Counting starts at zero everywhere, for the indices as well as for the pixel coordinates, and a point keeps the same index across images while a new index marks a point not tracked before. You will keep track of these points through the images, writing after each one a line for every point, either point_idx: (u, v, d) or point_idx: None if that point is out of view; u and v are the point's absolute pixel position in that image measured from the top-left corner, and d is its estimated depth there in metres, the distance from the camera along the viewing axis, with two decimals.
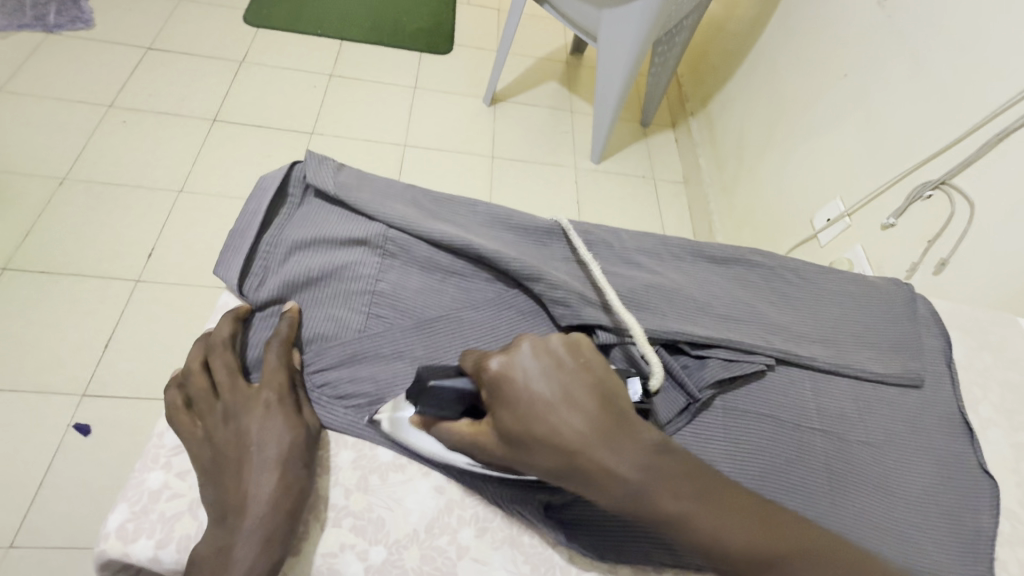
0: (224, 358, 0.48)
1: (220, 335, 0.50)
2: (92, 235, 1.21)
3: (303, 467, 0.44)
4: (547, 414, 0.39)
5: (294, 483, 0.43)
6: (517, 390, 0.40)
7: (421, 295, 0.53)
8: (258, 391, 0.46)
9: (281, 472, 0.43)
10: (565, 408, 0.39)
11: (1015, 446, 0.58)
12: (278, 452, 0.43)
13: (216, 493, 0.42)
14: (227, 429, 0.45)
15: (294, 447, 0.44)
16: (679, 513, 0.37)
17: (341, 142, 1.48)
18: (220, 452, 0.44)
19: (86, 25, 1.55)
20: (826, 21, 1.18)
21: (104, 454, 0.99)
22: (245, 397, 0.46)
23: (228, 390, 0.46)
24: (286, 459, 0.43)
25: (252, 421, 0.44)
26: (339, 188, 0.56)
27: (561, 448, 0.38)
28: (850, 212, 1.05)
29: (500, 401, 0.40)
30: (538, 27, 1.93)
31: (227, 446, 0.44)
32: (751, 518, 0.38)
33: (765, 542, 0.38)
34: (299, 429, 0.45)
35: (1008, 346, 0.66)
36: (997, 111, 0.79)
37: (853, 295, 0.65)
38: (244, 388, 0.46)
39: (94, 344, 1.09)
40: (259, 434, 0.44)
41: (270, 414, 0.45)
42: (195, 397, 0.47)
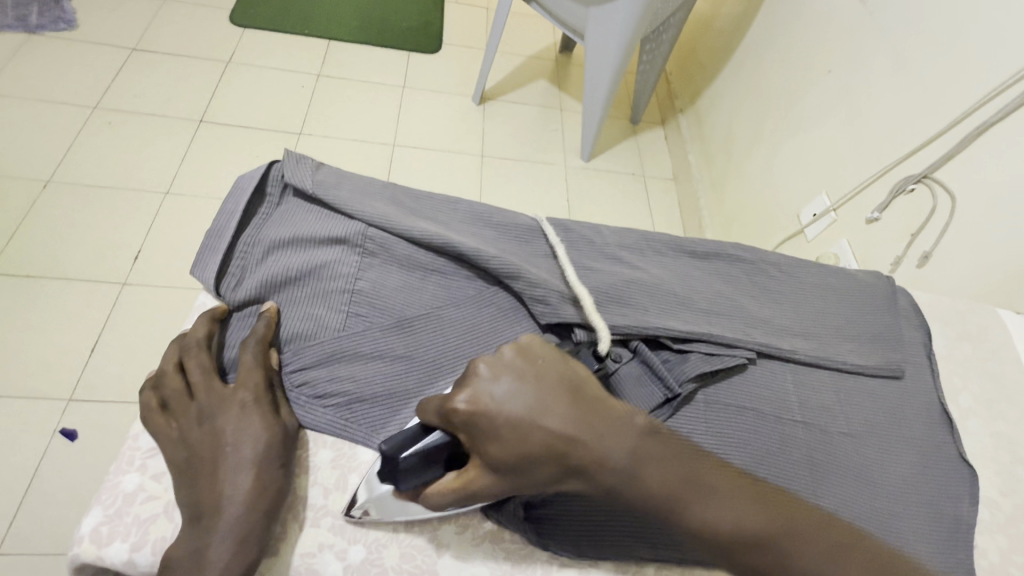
0: (199, 358, 0.48)
1: (195, 336, 0.49)
2: (77, 238, 1.20)
3: (281, 466, 0.44)
4: (529, 433, 0.40)
5: (272, 482, 0.43)
6: (494, 417, 0.40)
7: (401, 293, 0.52)
8: (234, 392, 0.46)
9: (258, 472, 0.42)
10: (546, 417, 0.41)
11: (994, 435, 0.59)
12: (255, 452, 0.43)
13: (191, 494, 0.42)
14: (202, 430, 0.44)
15: (271, 446, 0.44)
16: (672, 492, 0.41)
17: (330, 142, 1.47)
18: (195, 453, 0.43)
19: (70, 26, 1.54)
20: (810, 18, 1.18)
21: (91, 459, 0.98)
22: (222, 399, 0.45)
23: (203, 390, 0.46)
24: (263, 458, 0.43)
25: (227, 420, 0.44)
26: (318, 187, 0.55)
27: (554, 458, 0.40)
28: (837, 206, 1.06)
29: (481, 434, 0.40)
30: (526, 25, 1.92)
31: (203, 447, 0.44)
32: (737, 490, 0.42)
33: (756, 515, 0.41)
34: (277, 429, 0.45)
35: (988, 336, 0.67)
36: (977, 105, 0.80)
37: (833, 288, 0.66)
38: (219, 388, 0.46)
39: (80, 348, 1.08)
40: (234, 434, 0.43)
41: (246, 413, 0.44)
42: (169, 398, 0.46)
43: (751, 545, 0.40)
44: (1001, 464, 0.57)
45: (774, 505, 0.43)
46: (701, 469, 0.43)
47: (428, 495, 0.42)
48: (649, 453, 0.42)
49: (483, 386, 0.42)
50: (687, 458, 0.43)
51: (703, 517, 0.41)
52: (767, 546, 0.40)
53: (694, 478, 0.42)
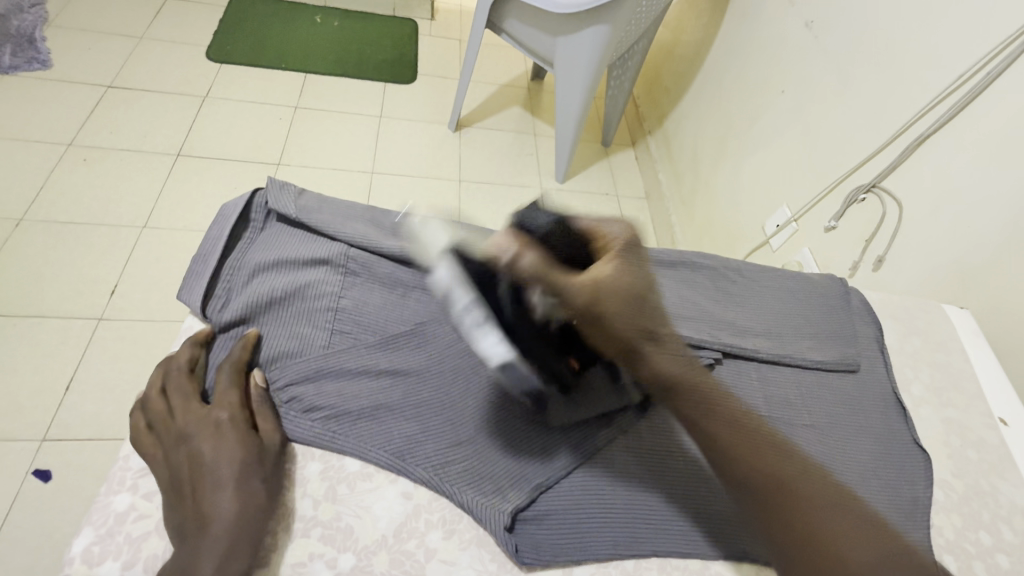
0: (179, 382, 0.49)
1: (179, 362, 0.51)
2: (52, 275, 1.19)
3: (260, 483, 0.44)
4: (644, 283, 0.50)
5: (253, 498, 0.43)
6: (634, 262, 0.50)
7: (384, 311, 0.56)
8: (212, 412, 0.47)
9: (237, 489, 0.43)
10: (651, 289, 0.51)
11: (944, 421, 0.63)
12: (232, 468, 0.44)
13: (174, 516, 0.42)
14: (179, 450, 0.45)
15: (247, 465, 0.44)
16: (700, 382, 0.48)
17: (309, 172, 1.50)
18: (175, 474, 0.44)
19: (44, 66, 1.56)
20: (763, 44, 1.27)
21: (65, 500, 0.96)
22: (200, 417, 0.47)
23: (182, 413, 0.47)
24: (241, 475, 0.44)
25: (203, 441, 0.45)
26: (302, 212, 0.59)
27: (642, 306, 0.49)
28: (797, 217, 1.12)
29: (621, 259, 0.49)
30: (498, 55, 2.01)
31: (185, 465, 0.44)
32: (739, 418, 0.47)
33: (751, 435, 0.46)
34: (253, 445, 0.45)
35: (935, 329, 0.72)
36: (913, 120, 0.87)
37: (790, 290, 0.71)
38: (196, 409, 0.47)
39: (56, 386, 1.06)
40: (211, 452, 0.44)
41: (223, 434, 0.45)
42: (153, 423, 0.48)
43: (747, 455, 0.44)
44: (954, 448, 0.61)
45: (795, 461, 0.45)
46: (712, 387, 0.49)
47: (525, 257, 0.46)
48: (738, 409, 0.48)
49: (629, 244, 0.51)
50: (774, 435, 0.47)
51: (763, 472, 0.44)
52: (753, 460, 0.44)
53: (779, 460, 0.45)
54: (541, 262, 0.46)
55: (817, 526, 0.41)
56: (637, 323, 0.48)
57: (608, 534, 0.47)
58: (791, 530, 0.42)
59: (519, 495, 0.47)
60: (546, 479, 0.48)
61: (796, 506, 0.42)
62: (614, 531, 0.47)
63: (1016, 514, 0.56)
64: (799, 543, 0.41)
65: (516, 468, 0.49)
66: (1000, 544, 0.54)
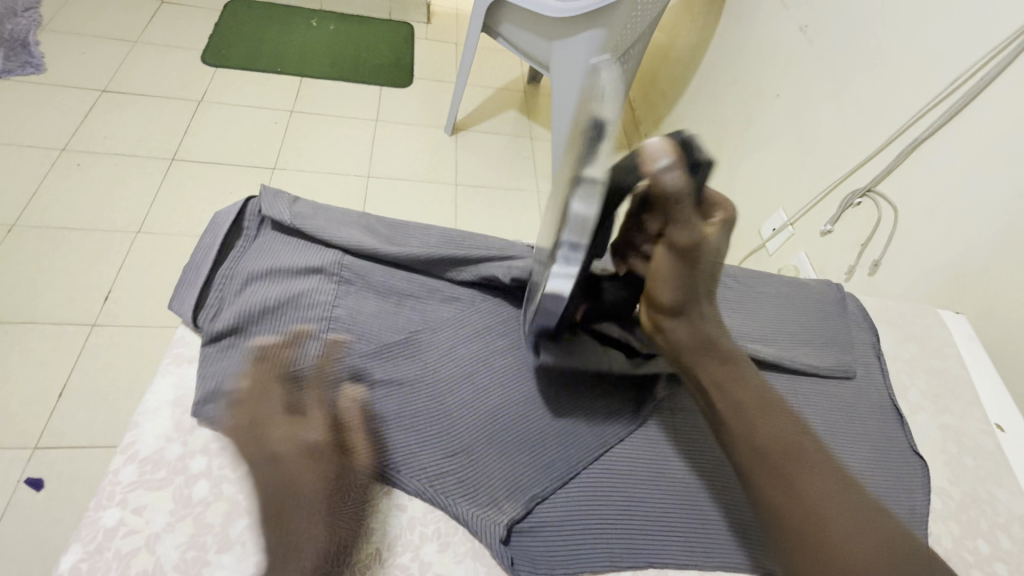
0: (276, 389, 0.48)
1: (271, 367, 0.49)
2: (45, 281, 1.18)
3: (345, 513, 0.44)
4: (716, 265, 0.48)
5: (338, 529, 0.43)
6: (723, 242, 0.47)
7: (377, 319, 0.55)
8: (301, 431, 0.45)
9: (325, 518, 0.42)
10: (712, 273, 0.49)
11: (941, 427, 0.63)
12: (320, 494, 0.43)
13: (270, 534, 0.42)
14: (275, 466, 0.43)
15: (335, 493, 0.44)
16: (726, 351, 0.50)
17: (305, 176, 1.50)
18: (270, 492, 0.43)
19: (37, 70, 1.55)
20: (759, 48, 1.27)
21: (58, 509, 0.95)
22: (289, 433, 0.45)
23: (276, 425, 0.45)
24: (330, 503, 0.43)
25: (300, 462, 0.43)
26: (295, 218, 0.59)
27: (705, 285, 0.46)
28: (795, 221, 1.09)
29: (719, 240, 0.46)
30: (494, 59, 2.01)
31: (271, 484, 0.43)
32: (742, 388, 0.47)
33: (749, 405, 0.46)
34: (340, 472, 0.45)
35: (931, 335, 0.72)
36: (907, 124, 0.87)
37: (786, 296, 0.71)
38: (289, 423, 0.45)
39: (48, 394, 1.05)
40: (307, 476, 0.43)
41: (312, 454, 0.44)
42: (245, 429, 0.46)
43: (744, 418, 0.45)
44: (950, 454, 0.61)
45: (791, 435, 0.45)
46: (726, 348, 0.50)
47: (675, 177, 0.38)
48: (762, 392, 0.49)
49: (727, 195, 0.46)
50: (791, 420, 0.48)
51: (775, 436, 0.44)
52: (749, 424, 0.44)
53: (794, 438, 0.45)
54: (686, 189, 0.39)
55: (815, 494, 0.41)
56: (692, 297, 0.46)
57: (604, 545, 0.47)
58: (788, 490, 0.41)
59: (515, 508, 0.47)
60: (541, 490, 0.48)
61: (801, 473, 0.42)
62: (610, 542, 0.47)
63: (1013, 521, 0.56)
64: (794, 505, 0.40)
65: (512, 478, 0.48)
66: (998, 552, 0.54)
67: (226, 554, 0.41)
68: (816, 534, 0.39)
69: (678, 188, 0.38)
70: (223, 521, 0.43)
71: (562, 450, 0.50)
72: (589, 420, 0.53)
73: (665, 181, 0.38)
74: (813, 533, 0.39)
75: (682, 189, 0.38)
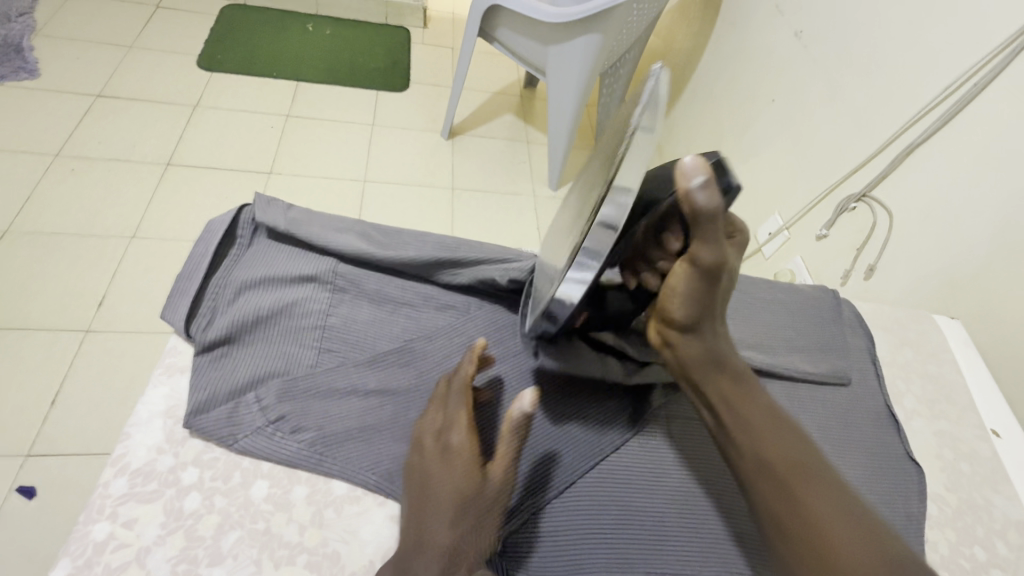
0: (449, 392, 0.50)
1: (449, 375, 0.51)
2: (38, 287, 1.18)
3: (480, 519, 0.43)
4: (725, 289, 0.50)
5: (472, 535, 0.42)
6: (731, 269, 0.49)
7: (371, 328, 0.55)
8: (445, 435, 0.46)
9: (456, 521, 0.42)
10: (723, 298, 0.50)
11: (937, 433, 0.63)
12: (452, 498, 0.43)
13: (413, 528, 0.43)
14: (437, 462, 0.45)
15: (471, 498, 0.43)
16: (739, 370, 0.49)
17: (301, 181, 1.49)
18: (424, 487, 0.45)
19: (31, 75, 1.54)
20: (754, 53, 1.28)
21: (51, 517, 0.94)
22: (437, 435, 0.47)
23: (443, 426, 0.47)
24: (464, 506, 0.43)
25: (461, 464, 0.44)
26: (289, 226, 0.58)
27: (712, 303, 0.48)
28: (788, 225, 1.12)
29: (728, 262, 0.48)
30: (491, 63, 2.01)
31: (414, 480, 0.45)
32: (758, 406, 0.46)
33: (763, 423, 0.45)
34: (481, 477, 0.44)
35: (926, 340, 0.72)
36: (901, 130, 0.88)
37: (781, 301, 0.71)
38: (453, 425, 0.47)
39: (41, 401, 1.05)
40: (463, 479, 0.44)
41: (450, 457, 0.45)
42: (425, 427, 0.48)
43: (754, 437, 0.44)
44: (947, 461, 0.61)
45: (805, 452, 0.43)
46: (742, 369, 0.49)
47: (700, 194, 0.42)
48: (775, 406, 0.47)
49: (745, 233, 0.51)
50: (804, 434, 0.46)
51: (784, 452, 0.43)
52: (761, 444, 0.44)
53: (806, 453, 0.43)
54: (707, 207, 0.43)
55: (823, 509, 0.40)
56: (699, 312, 0.48)
57: (600, 553, 0.46)
58: (793, 505, 0.40)
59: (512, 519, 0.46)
60: (536, 501, 0.48)
61: (808, 489, 0.41)
62: (606, 552, 0.46)
63: (1010, 527, 0.56)
64: (798, 518, 0.40)
65: None
66: (994, 558, 0.54)
67: (218, 567, 0.41)
68: (822, 549, 0.38)
69: (704, 210, 0.43)
70: (215, 534, 0.42)
71: (556, 460, 0.50)
72: (584, 428, 0.52)
73: (692, 198, 0.42)
74: (819, 548, 0.38)
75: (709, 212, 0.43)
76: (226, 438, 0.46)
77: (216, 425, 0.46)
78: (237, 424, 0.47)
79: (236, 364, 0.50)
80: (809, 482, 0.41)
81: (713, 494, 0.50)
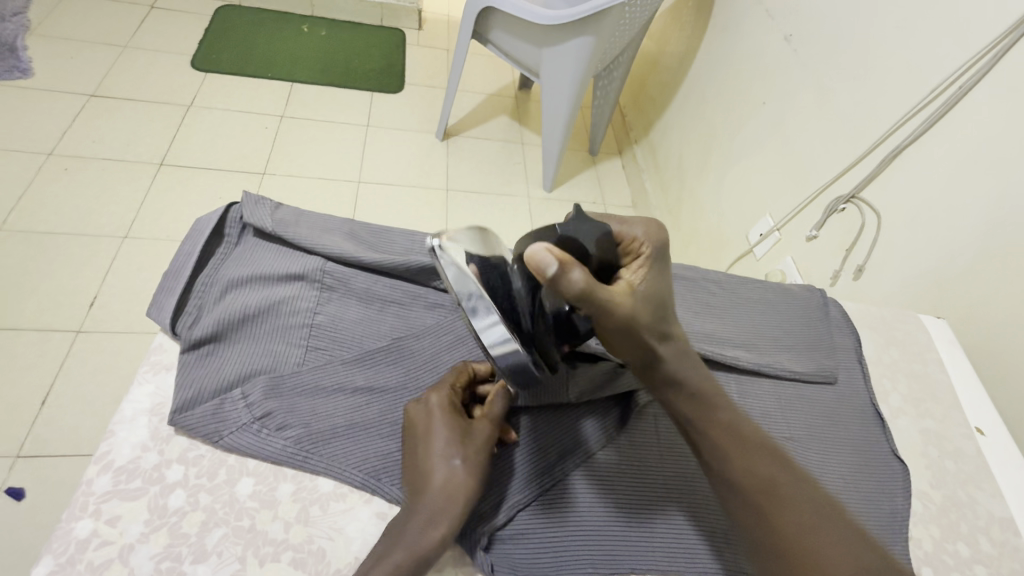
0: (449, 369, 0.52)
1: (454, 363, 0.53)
2: (29, 286, 1.17)
3: (464, 462, 0.44)
4: (659, 309, 0.49)
5: (456, 476, 0.43)
6: (647, 283, 0.50)
7: (359, 326, 0.55)
8: (426, 396, 0.48)
9: (441, 467, 0.43)
10: (667, 321, 0.49)
11: (922, 431, 0.64)
12: (445, 447, 0.44)
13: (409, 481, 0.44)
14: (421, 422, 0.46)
15: (452, 442, 0.44)
16: (698, 388, 0.47)
17: (295, 181, 1.49)
18: (411, 442, 0.46)
19: (25, 74, 1.53)
20: (746, 56, 1.28)
21: (42, 518, 0.93)
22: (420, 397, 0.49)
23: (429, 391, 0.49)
24: (445, 451, 0.44)
25: (440, 419, 0.46)
26: (277, 225, 0.59)
27: (655, 336, 0.47)
28: (780, 227, 1.12)
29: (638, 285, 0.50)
30: (485, 65, 2.01)
31: (408, 435, 0.47)
32: (726, 418, 0.46)
33: (734, 437, 0.45)
34: (462, 427, 0.46)
35: (914, 339, 0.72)
36: (889, 132, 0.88)
37: (769, 301, 0.72)
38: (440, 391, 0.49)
39: (32, 401, 1.04)
40: (446, 432, 0.45)
41: (430, 412, 0.46)
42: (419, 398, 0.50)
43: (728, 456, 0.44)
44: (931, 458, 0.61)
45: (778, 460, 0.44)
46: (700, 382, 0.47)
47: (573, 275, 0.43)
48: (737, 421, 0.46)
49: (653, 236, 0.52)
50: (774, 444, 0.46)
51: (754, 471, 0.43)
52: (736, 462, 0.44)
53: (778, 467, 0.44)
54: (583, 281, 0.43)
55: (799, 521, 0.41)
56: (638, 349, 0.47)
57: (581, 550, 0.46)
58: (770, 527, 0.41)
59: (492, 516, 0.47)
60: (522, 497, 0.48)
61: (783, 509, 0.42)
62: (591, 550, 0.47)
63: (993, 524, 0.57)
64: (773, 539, 0.41)
65: (493, 485, 0.49)
66: (977, 554, 0.54)
67: (201, 564, 0.41)
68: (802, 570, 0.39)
69: (575, 282, 0.43)
70: (200, 531, 0.42)
71: (543, 457, 0.50)
72: (569, 427, 0.53)
73: (558, 283, 0.43)
74: (797, 562, 0.40)
75: (581, 280, 0.43)
76: (211, 435, 0.46)
77: (201, 422, 0.46)
78: (222, 421, 0.47)
79: (223, 363, 0.50)
80: (785, 495, 0.42)
81: (700, 494, 0.50)
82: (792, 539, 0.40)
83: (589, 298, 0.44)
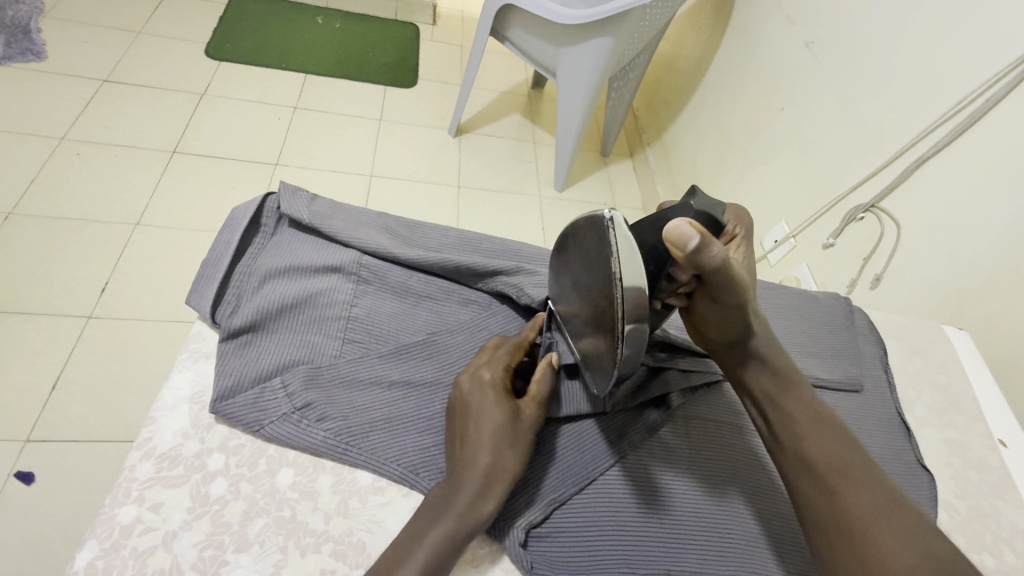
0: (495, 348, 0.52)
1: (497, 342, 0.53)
2: (42, 271, 1.17)
3: (513, 446, 0.44)
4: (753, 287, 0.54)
5: (504, 458, 0.43)
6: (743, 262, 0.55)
7: (395, 319, 0.55)
8: (479, 374, 0.48)
9: (490, 448, 0.43)
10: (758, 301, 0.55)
11: (946, 441, 0.64)
12: (495, 428, 0.44)
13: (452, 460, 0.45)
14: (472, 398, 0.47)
15: (503, 426, 0.45)
16: (785, 367, 0.52)
17: (308, 173, 1.49)
18: (457, 421, 0.46)
19: (38, 57, 1.53)
20: (767, 60, 1.28)
21: (49, 505, 0.93)
22: (472, 373, 0.49)
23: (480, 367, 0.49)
24: (496, 432, 0.44)
25: (491, 400, 0.46)
26: (313, 216, 0.59)
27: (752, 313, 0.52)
28: (795, 233, 1.13)
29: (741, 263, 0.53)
30: (500, 62, 2.01)
31: (452, 414, 0.47)
32: (806, 405, 0.49)
33: (810, 422, 0.48)
34: (512, 412, 0.46)
35: (936, 349, 0.73)
36: (911, 143, 0.88)
37: (796, 307, 0.72)
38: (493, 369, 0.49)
39: (41, 387, 1.04)
40: (497, 413, 0.45)
41: (483, 391, 0.47)
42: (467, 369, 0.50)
43: (801, 438, 0.47)
44: (955, 469, 0.62)
45: (851, 447, 0.46)
46: (788, 366, 0.52)
47: (711, 248, 0.44)
48: (818, 404, 0.50)
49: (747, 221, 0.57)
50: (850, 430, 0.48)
51: (826, 453, 0.46)
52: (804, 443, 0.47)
53: (848, 453, 0.46)
54: (719, 254, 0.45)
55: (862, 503, 0.43)
56: (736, 321, 0.51)
57: (617, 551, 0.47)
58: (834, 506, 0.43)
59: (528, 516, 0.47)
60: (557, 496, 0.49)
61: (847, 490, 0.44)
62: (627, 550, 0.47)
63: (1016, 536, 0.57)
64: (836, 517, 0.43)
65: (529, 482, 0.49)
66: (1002, 565, 0.55)
67: (244, 554, 0.41)
68: (862, 549, 0.41)
69: (714, 254, 0.45)
70: (242, 519, 0.42)
71: (577, 456, 0.51)
72: (603, 432, 0.53)
73: (699, 254, 0.44)
74: (858, 541, 0.41)
75: (719, 254, 0.45)
76: (252, 424, 0.46)
77: (242, 411, 0.46)
78: (263, 410, 0.47)
79: (261, 352, 0.50)
80: (855, 477, 0.44)
81: (731, 495, 0.51)
82: (854, 519, 0.42)
83: (721, 269, 0.46)
